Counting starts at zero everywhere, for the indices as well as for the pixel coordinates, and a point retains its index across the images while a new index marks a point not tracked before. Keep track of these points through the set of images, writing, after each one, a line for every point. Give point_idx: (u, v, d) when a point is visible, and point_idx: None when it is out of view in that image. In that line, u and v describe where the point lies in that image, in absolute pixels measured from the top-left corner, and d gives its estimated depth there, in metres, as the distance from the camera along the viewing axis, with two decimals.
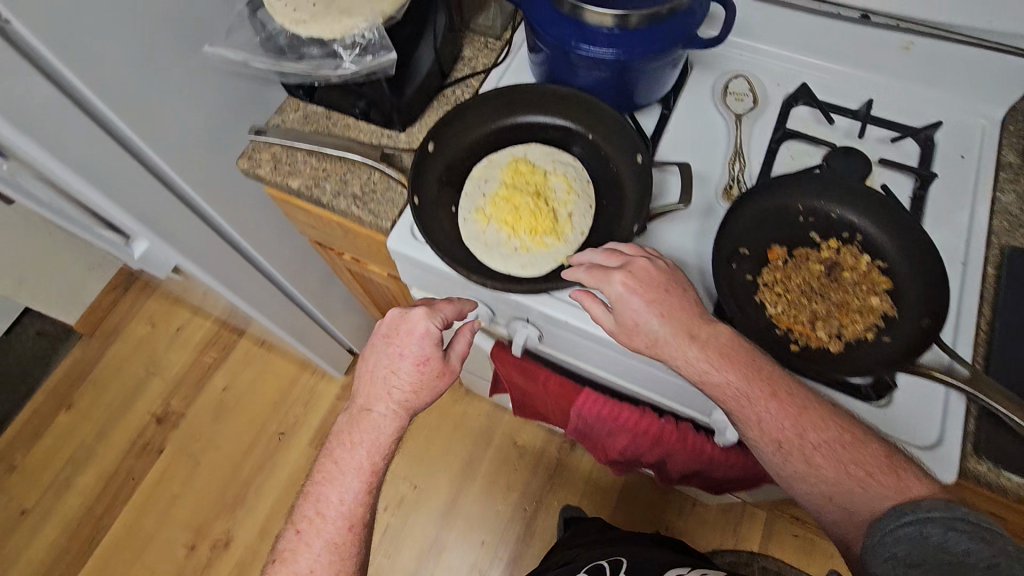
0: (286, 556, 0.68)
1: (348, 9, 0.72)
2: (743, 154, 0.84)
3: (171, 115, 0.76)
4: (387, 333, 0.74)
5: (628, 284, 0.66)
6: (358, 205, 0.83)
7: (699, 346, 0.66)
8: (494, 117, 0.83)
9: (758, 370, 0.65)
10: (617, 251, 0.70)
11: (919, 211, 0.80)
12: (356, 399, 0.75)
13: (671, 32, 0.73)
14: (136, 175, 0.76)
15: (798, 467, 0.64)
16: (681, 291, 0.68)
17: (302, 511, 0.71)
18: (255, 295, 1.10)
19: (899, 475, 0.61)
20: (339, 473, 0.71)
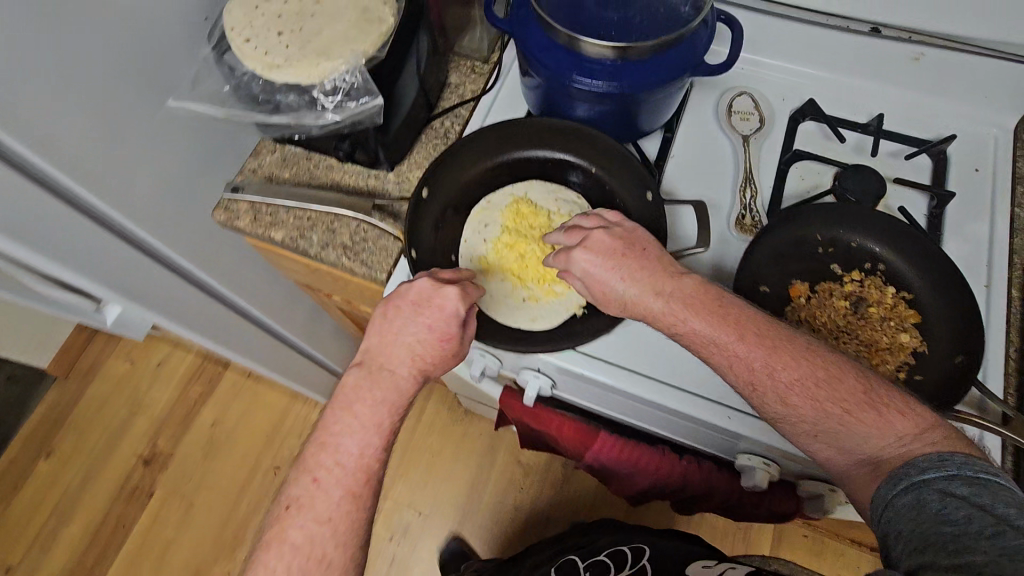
0: (298, 506, 0.58)
1: (326, 51, 0.66)
2: (754, 180, 0.80)
3: (140, 174, 0.70)
4: (417, 300, 0.66)
5: (586, 259, 0.67)
6: (349, 256, 0.78)
7: (665, 302, 0.64)
8: (487, 154, 0.77)
9: (729, 316, 0.62)
10: (577, 227, 0.70)
11: (936, 230, 0.77)
12: (370, 353, 0.66)
13: (676, 62, 0.68)
14: (103, 242, 0.68)
15: (776, 409, 0.59)
16: (645, 250, 0.67)
17: (314, 455, 0.61)
18: (239, 340, 1.03)
19: (881, 412, 0.56)
20: (360, 422, 0.62)
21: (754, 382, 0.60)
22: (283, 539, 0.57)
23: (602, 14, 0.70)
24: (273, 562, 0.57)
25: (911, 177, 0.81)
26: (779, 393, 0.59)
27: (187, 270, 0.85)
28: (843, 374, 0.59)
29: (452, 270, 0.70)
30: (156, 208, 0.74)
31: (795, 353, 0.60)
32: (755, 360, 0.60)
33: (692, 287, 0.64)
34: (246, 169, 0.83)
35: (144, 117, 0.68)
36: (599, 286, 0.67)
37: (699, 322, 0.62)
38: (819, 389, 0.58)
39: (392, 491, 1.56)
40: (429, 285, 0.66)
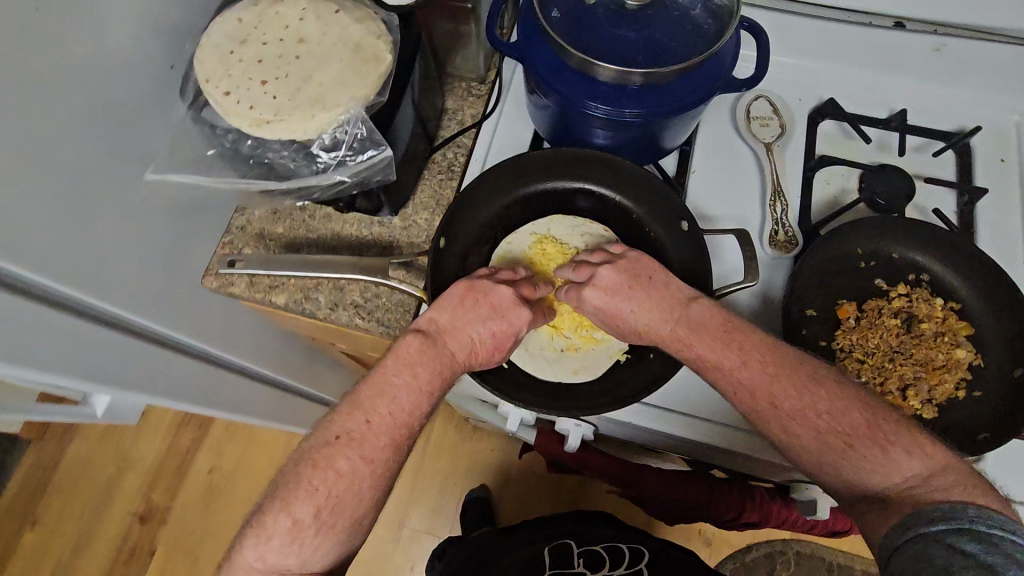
0: (348, 440, 0.57)
1: (318, 98, 0.58)
2: (783, 192, 0.76)
3: (126, 257, 0.60)
4: (494, 307, 0.64)
5: (597, 300, 0.64)
6: (362, 316, 0.71)
7: (671, 324, 0.61)
8: (505, 193, 0.72)
9: (733, 339, 0.58)
10: (584, 263, 0.66)
11: (969, 228, 0.75)
12: (436, 327, 0.62)
13: (706, 81, 0.62)
14: (91, 338, 0.59)
15: (779, 437, 0.56)
16: (652, 279, 0.63)
17: (371, 395, 0.59)
18: (239, 400, 0.94)
19: (886, 451, 0.53)
20: (416, 384, 0.60)
21: (754, 407, 0.57)
22: (328, 469, 0.56)
23: (619, 31, 0.62)
24: (314, 484, 0.55)
25: (938, 175, 0.78)
26: (783, 425, 0.55)
27: (192, 346, 0.76)
28: (847, 409, 0.55)
29: (528, 281, 0.68)
30: (150, 292, 0.65)
31: (799, 380, 0.56)
32: (768, 383, 0.56)
33: (705, 314, 0.60)
34: (222, 248, 0.75)
35: (117, 192, 0.58)
36: (613, 320, 0.64)
37: (702, 347, 0.59)
38: (821, 421, 0.54)
39: (407, 517, 1.51)
40: (509, 296, 0.65)
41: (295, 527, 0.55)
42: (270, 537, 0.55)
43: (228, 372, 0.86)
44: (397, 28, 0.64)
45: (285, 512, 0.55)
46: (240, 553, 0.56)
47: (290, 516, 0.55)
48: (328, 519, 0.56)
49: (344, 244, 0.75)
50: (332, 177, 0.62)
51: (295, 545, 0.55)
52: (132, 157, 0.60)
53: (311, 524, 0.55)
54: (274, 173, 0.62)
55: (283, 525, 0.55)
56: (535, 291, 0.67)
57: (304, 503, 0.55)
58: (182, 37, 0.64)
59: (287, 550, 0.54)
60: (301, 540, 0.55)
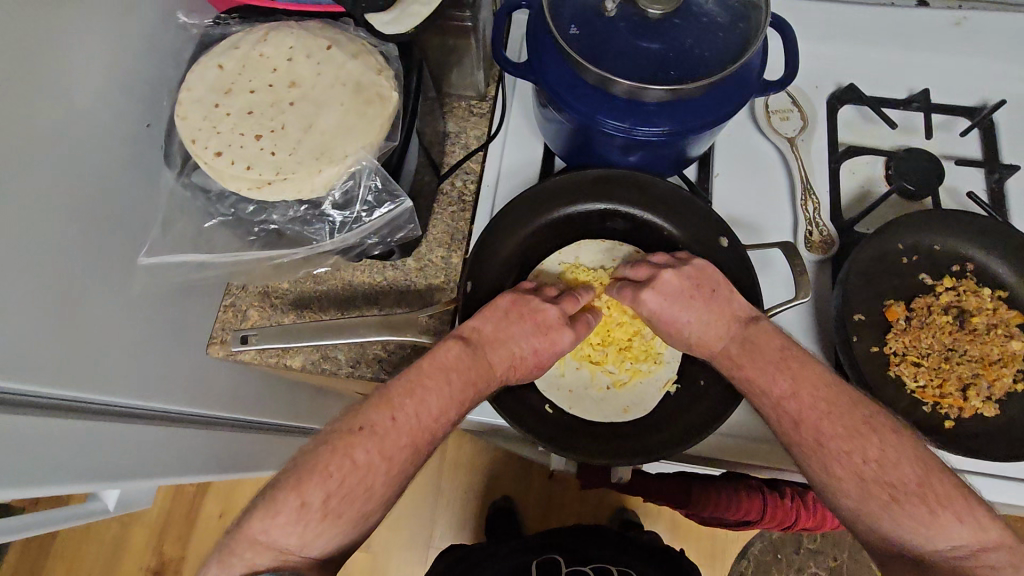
0: (370, 433, 0.52)
1: (324, 150, 0.52)
2: (812, 188, 0.72)
3: (121, 346, 0.53)
4: (537, 323, 0.61)
5: (658, 304, 0.61)
6: (388, 369, 0.67)
7: (726, 340, 0.58)
8: (529, 218, 0.69)
9: (787, 365, 0.55)
10: (646, 261, 0.63)
11: (1001, 208, 0.72)
12: (479, 337, 0.60)
13: (738, 88, 0.58)
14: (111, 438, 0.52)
15: (819, 476, 0.52)
16: (715, 291, 0.60)
17: (400, 392, 0.54)
18: (263, 457, 0.88)
19: (935, 512, 0.47)
20: (449, 390, 0.56)
21: (797, 440, 0.53)
22: (344, 457, 0.50)
23: (642, 44, 0.56)
24: (327, 469, 0.50)
25: (963, 154, 0.75)
26: (823, 463, 0.51)
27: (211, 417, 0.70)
28: (900, 461, 0.49)
29: (571, 295, 0.64)
30: (155, 372, 0.59)
31: (848, 421, 0.52)
32: (815, 416, 0.52)
33: (763, 336, 0.57)
34: (224, 313, 0.69)
35: (107, 275, 0.52)
36: (666, 326, 0.62)
37: (752, 370, 0.56)
38: (866, 467, 0.50)
39: (433, 537, 1.33)
40: (555, 314, 0.62)
41: (301, 509, 0.48)
42: (273, 514, 0.48)
43: (256, 432, 0.81)
44: (397, 60, 0.59)
45: (295, 491, 0.49)
46: (240, 530, 0.48)
47: (299, 496, 0.48)
48: (335, 508, 0.49)
49: (356, 294, 0.69)
50: (348, 235, 0.56)
51: (297, 527, 0.48)
52: (122, 235, 0.54)
53: (317, 510, 0.49)
54: (283, 240, 0.57)
55: (289, 505, 0.48)
56: (576, 305, 0.64)
57: (313, 486, 0.49)
58: (157, 91, 0.57)
59: (289, 532, 0.48)
60: (304, 523, 0.48)
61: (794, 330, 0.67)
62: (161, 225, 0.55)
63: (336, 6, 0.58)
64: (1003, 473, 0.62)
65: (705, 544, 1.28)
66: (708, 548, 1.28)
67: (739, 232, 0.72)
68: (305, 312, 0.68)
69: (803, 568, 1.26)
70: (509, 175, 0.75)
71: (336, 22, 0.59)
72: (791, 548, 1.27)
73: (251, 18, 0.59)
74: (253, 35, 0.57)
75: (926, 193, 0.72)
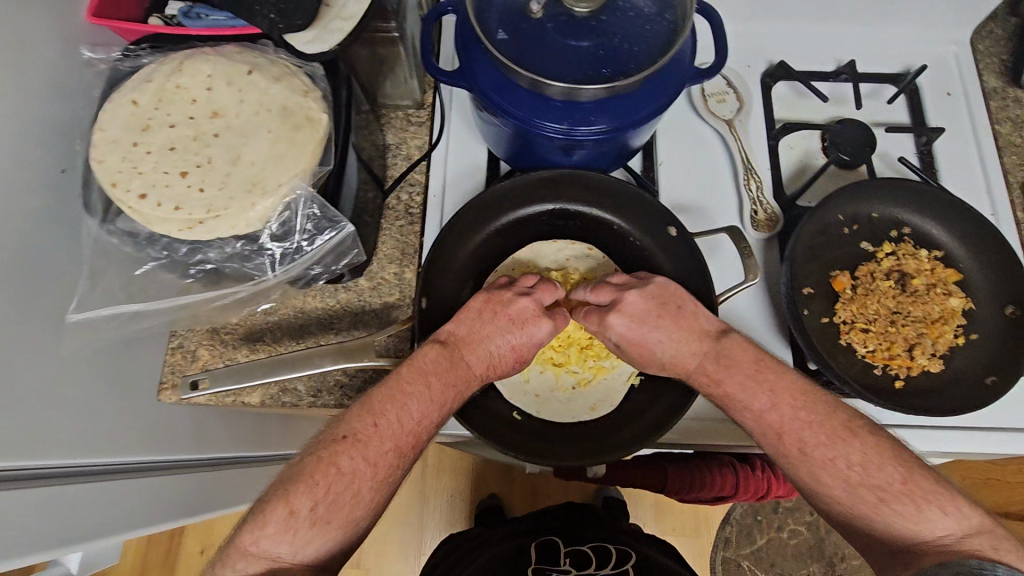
0: (353, 441, 0.51)
1: (255, 180, 0.50)
2: (754, 167, 0.74)
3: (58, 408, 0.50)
4: (512, 317, 0.60)
5: (626, 324, 0.61)
6: (351, 395, 0.65)
7: (699, 358, 0.58)
8: (481, 226, 0.68)
9: (765, 378, 0.56)
10: (605, 283, 0.64)
11: (931, 170, 0.75)
12: (455, 339, 0.59)
13: (671, 77, 0.58)
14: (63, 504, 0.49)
15: (806, 482, 0.53)
16: (681, 307, 0.60)
17: (381, 400, 0.53)
18: (235, 491, 0.85)
19: (921, 509, 0.49)
20: (429, 394, 0.55)
21: (783, 450, 0.54)
22: (328, 466, 0.50)
23: (571, 42, 0.56)
24: (312, 479, 0.49)
25: (891, 120, 0.78)
26: (810, 470, 0.53)
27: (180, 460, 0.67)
28: (883, 462, 0.51)
29: (549, 284, 0.64)
30: (105, 425, 0.56)
31: (830, 429, 0.53)
32: (797, 427, 0.54)
33: (737, 349, 0.58)
34: (171, 355, 0.67)
35: (37, 337, 0.49)
36: (635, 349, 0.61)
37: (731, 386, 0.56)
38: (852, 472, 0.51)
39: (424, 545, 1.32)
40: (530, 307, 0.61)
41: (289, 517, 0.47)
42: (262, 524, 0.47)
43: (229, 468, 0.79)
44: (324, 79, 0.56)
45: (283, 500, 0.48)
46: (232, 547, 0.48)
47: (286, 505, 0.48)
48: (324, 515, 0.48)
49: (310, 321, 0.67)
50: (291, 267, 0.55)
51: (286, 534, 0.47)
52: (50, 292, 0.51)
53: (305, 519, 0.48)
54: (224, 278, 0.54)
55: (277, 514, 0.48)
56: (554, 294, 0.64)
57: (300, 495, 0.48)
58: (69, 135, 0.54)
59: (279, 540, 0.47)
60: (293, 531, 0.47)
61: (748, 310, 0.69)
62: (89, 277, 0.52)
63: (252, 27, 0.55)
64: (952, 426, 0.65)
65: (690, 516, 1.31)
66: (693, 519, 1.31)
67: (688, 217, 0.73)
68: (259, 346, 0.67)
69: (784, 525, 1.30)
70: (455, 183, 0.74)
71: (254, 45, 0.57)
72: (769, 509, 1.31)
73: (164, 47, 0.56)
74: (166, 64, 0.54)
75: (861, 161, 0.74)
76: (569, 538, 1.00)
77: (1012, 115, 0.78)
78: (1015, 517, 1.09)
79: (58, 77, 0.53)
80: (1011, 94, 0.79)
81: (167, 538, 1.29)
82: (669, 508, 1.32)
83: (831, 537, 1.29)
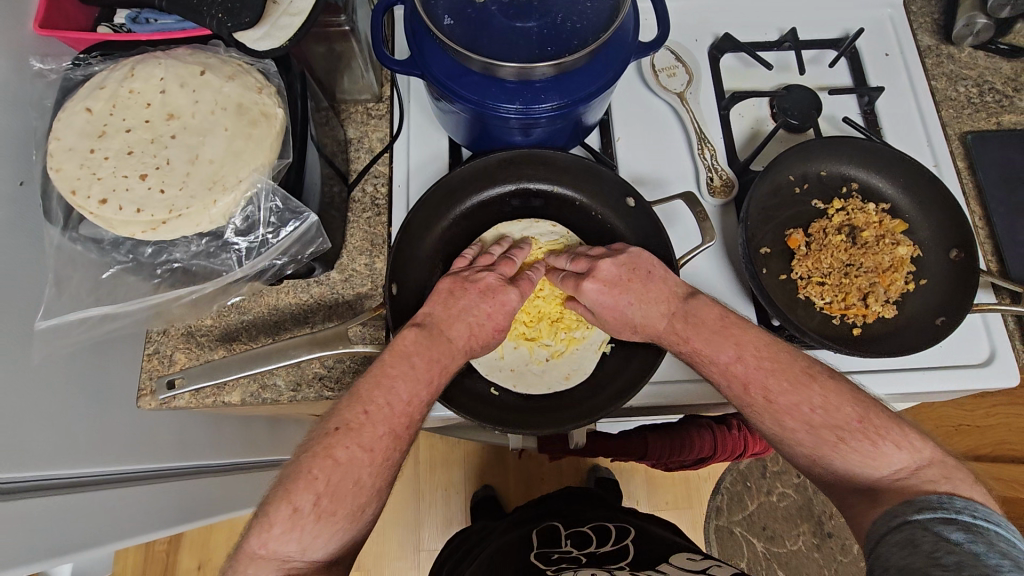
0: (346, 431, 0.52)
1: (214, 176, 0.51)
2: (707, 136, 0.76)
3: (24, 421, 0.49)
4: (482, 290, 0.63)
5: (600, 289, 0.63)
6: (329, 386, 0.66)
7: (668, 318, 0.61)
8: (443, 212, 0.70)
9: (731, 333, 0.58)
10: (584, 254, 0.66)
11: (875, 128, 0.78)
12: (432, 321, 0.60)
13: (616, 53, 0.60)
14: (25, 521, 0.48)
15: (775, 432, 0.56)
16: (651, 273, 0.62)
17: (368, 387, 0.54)
18: (222, 498, 0.85)
19: (877, 445, 0.52)
20: (414, 373, 0.56)
21: (748, 400, 0.57)
22: (326, 458, 0.50)
23: (517, 24, 0.57)
24: (312, 473, 0.49)
25: (835, 83, 0.81)
26: (774, 417, 0.55)
27: (144, 471, 0.67)
28: (840, 403, 0.54)
29: (508, 258, 0.67)
30: (77, 436, 0.56)
31: (793, 375, 0.56)
32: (762, 376, 0.56)
33: (704, 310, 0.60)
34: (147, 361, 0.66)
35: (7, 348, 0.49)
36: (608, 316, 0.64)
37: (698, 341, 0.59)
38: (816, 415, 0.54)
39: (423, 540, 1.33)
40: (495, 279, 0.64)
41: (294, 514, 0.48)
42: (268, 527, 0.47)
43: (207, 476, 0.79)
44: (277, 75, 0.57)
45: (285, 499, 0.48)
46: (241, 556, 0.47)
47: (289, 503, 0.48)
48: (329, 507, 0.49)
49: (285, 316, 0.68)
50: (258, 260, 0.56)
51: (294, 532, 0.47)
52: (15, 303, 0.51)
53: (311, 513, 0.48)
54: (193, 276, 0.55)
55: (281, 514, 0.48)
56: (515, 266, 0.66)
57: (302, 490, 0.49)
58: (24, 146, 0.54)
59: (287, 540, 0.47)
60: (300, 528, 0.48)
61: (711, 273, 0.71)
62: (54, 285, 0.52)
63: (202, 28, 0.57)
64: (911, 365, 0.68)
65: (680, 488, 1.34)
66: (683, 491, 1.34)
67: (646, 189, 0.75)
68: (234, 345, 0.67)
69: (772, 489, 1.34)
70: (418, 170, 0.75)
71: (206, 46, 0.58)
72: (756, 474, 1.34)
73: (115, 55, 0.57)
74: (117, 71, 0.54)
75: (809, 124, 0.76)
76: (569, 520, 1.01)
77: (946, 71, 0.82)
78: (986, 459, 1.13)
79: (5, 89, 0.53)
80: (944, 51, 0.83)
81: (164, 556, 1.27)
82: (659, 481, 1.35)
83: (817, 496, 1.33)
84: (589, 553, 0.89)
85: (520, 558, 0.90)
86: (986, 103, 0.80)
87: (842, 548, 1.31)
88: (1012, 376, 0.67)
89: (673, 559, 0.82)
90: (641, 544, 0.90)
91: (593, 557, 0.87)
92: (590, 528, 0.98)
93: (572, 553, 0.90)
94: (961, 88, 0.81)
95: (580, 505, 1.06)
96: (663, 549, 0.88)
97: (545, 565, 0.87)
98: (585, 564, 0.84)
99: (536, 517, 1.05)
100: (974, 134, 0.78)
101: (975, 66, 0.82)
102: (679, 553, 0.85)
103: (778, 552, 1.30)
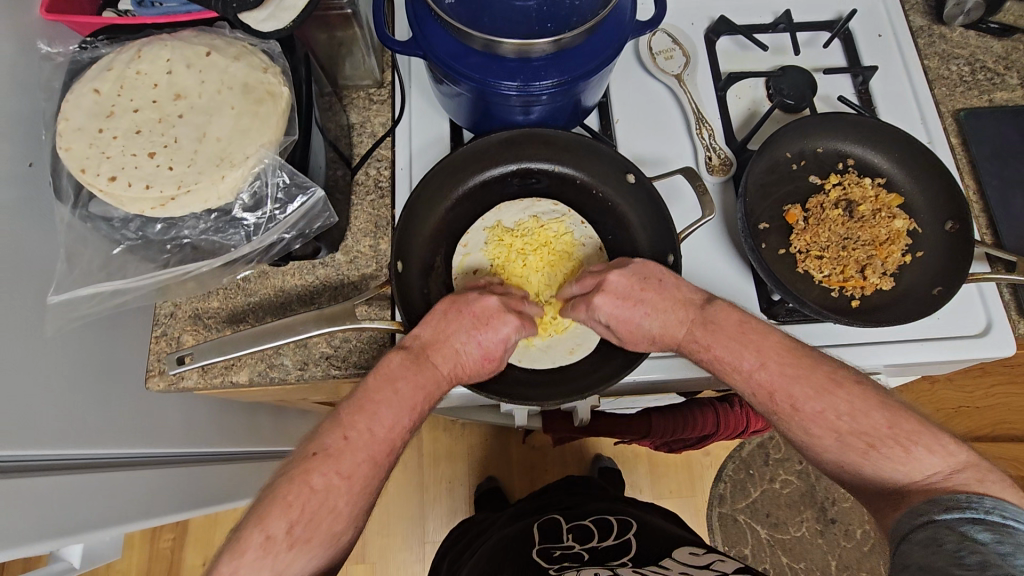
0: (324, 456, 0.53)
1: (222, 155, 0.52)
2: (705, 116, 0.77)
3: (36, 403, 0.50)
4: (477, 316, 0.61)
5: (609, 304, 0.62)
6: (336, 365, 0.67)
7: (687, 326, 0.61)
8: (444, 193, 0.71)
9: (751, 339, 0.58)
10: (586, 273, 0.66)
11: (869, 106, 0.79)
12: (420, 343, 0.59)
13: (615, 29, 0.61)
14: (35, 501, 0.49)
15: (801, 438, 0.57)
16: (662, 281, 0.62)
17: (350, 412, 0.55)
18: (227, 484, 0.85)
19: (909, 451, 0.53)
20: (398, 399, 0.56)
21: (775, 407, 0.57)
22: (302, 484, 0.51)
23: (518, 2, 0.58)
24: (288, 500, 0.50)
25: (830, 64, 0.82)
26: (802, 425, 0.56)
27: (152, 456, 0.67)
28: (870, 410, 0.55)
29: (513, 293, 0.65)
30: (86, 422, 0.56)
31: (816, 381, 0.56)
32: (786, 382, 0.57)
33: (722, 314, 0.60)
34: (156, 343, 0.67)
35: (20, 328, 0.50)
36: (625, 329, 0.62)
37: (720, 347, 0.59)
38: (842, 421, 0.55)
39: (427, 531, 1.33)
40: (493, 304, 0.62)
41: (267, 542, 0.49)
42: (240, 552, 0.48)
43: (211, 464, 0.79)
44: (282, 55, 0.58)
45: (258, 526, 0.49)
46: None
47: (263, 530, 0.49)
48: (303, 534, 0.50)
49: (291, 298, 0.69)
50: (266, 236, 0.56)
51: (266, 559, 0.48)
52: (28, 281, 0.52)
53: (284, 540, 0.49)
54: (202, 252, 0.56)
55: (254, 541, 0.49)
56: (523, 305, 0.64)
57: (276, 517, 0.50)
58: (33, 126, 0.55)
59: (260, 566, 0.48)
60: (274, 555, 0.48)
61: (712, 249, 0.73)
62: (66, 260, 0.53)
63: (208, 11, 0.57)
64: (909, 337, 0.69)
65: (683, 477, 1.35)
66: (686, 480, 1.35)
67: (646, 168, 0.76)
68: (242, 326, 0.68)
69: (774, 477, 1.34)
70: (421, 154, 0.76)
71: (211, 28, 0.58)
72: (758, 461, 1.35)
73: (120, 38, 0.57)
74: (125, 52, 0.55)
75: (805, 104, 0.77)
76: (574, 513, 1.01)
77: (939, 51, 0.83)
78: (984, 440, 1.15)
79: (15, 71, 0.54)
80: (936, 30, 0.84)
81: (169, 553, 1.27)
82: (662, 471, 1.36)
83: (819, 483, 1.33)
84: (590, 547, 0.88)
85: (521, 552, 0.88)
86: (978, 81, 0.81)
87: (845, 533, 1.31)
88: (1008, 346, 0.68)
89: (676, 552, 0.82)
90: (645, 535, 0.89)
91: (595, 552, 0.86)
92: (592, 522, 0.97)
93: (574, 548, 0.88)
94: (954, 67, 0.82)
95: (582, 498, 1.06)
96: (667, 542, 0.87)
97: (547, 561, 0.84)
98: (587, 560, 0.82)
99: (539, 510, 1.04)
100: (967, 110, 0.79)
101: (967, 46, 0.83)
102: (683, 545, 0.84)
103: (781, 539, 1.31)
